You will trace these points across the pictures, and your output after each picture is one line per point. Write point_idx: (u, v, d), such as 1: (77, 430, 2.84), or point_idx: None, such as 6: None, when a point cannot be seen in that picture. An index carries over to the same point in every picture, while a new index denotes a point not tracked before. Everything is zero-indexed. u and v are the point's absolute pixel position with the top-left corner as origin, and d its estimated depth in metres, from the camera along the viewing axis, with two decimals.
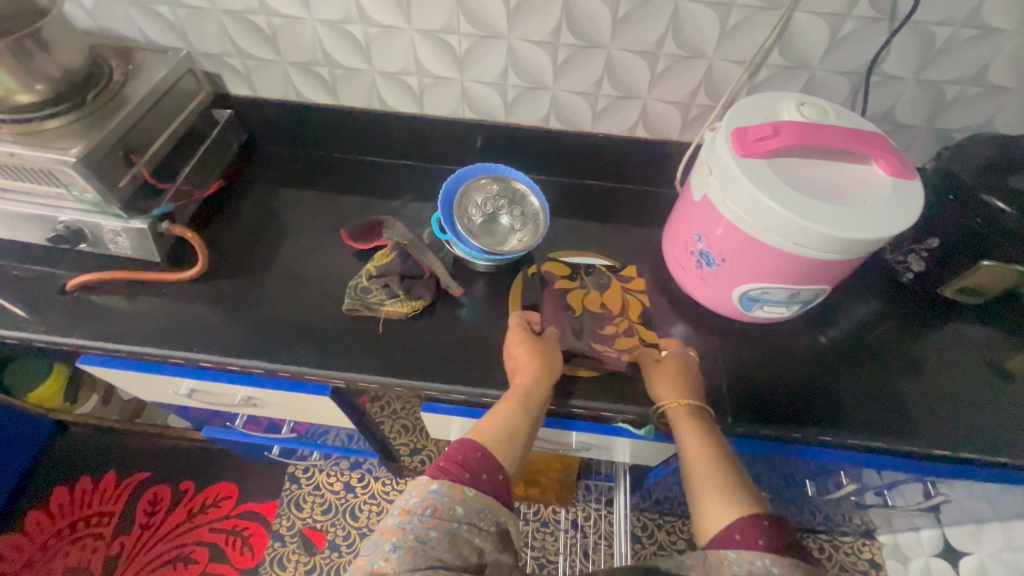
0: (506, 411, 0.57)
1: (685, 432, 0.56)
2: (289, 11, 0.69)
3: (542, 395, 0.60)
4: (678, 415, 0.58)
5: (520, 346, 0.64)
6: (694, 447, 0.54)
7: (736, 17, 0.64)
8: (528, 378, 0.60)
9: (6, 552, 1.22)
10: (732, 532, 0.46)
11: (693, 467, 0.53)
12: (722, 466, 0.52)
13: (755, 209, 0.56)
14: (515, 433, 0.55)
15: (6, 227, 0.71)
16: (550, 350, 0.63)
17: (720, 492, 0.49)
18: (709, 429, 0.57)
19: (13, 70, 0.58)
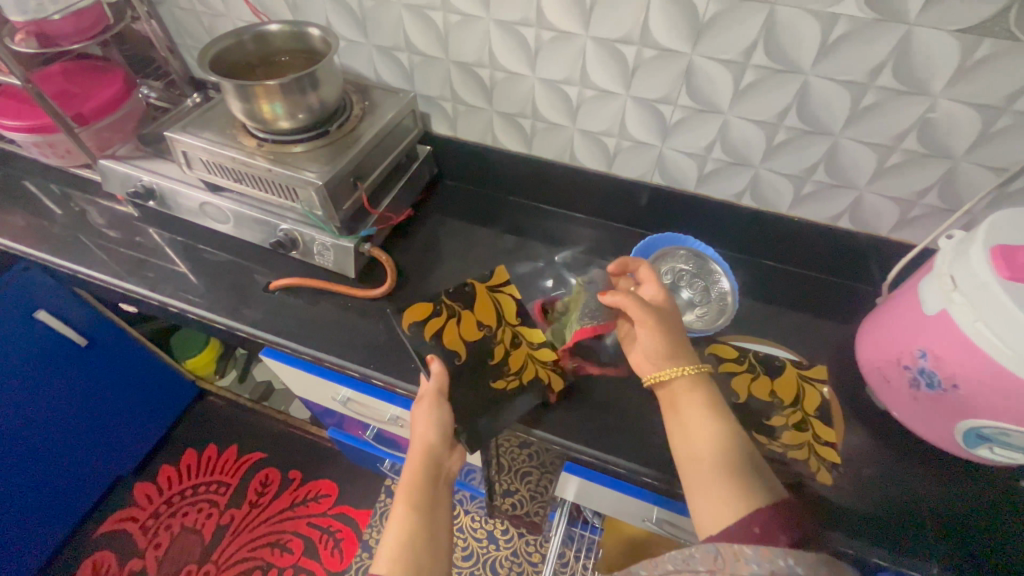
0: (406, 521, 0.53)
1: (693, 407, 0.53)
2: (510, 67, 0.73)
3: (428, 490, 0.57)
4: (686, 388, 0.55)
5: (414, 416, 0.62)
6: (697, 431, 0.51)
7: (1006, 121, 0.57)
8: (408, 467, 0.58)
9: (139, 499, 1.36)
10: (751, 525, 0.43)
11: (697, 445, 0.51)
12: (730, 455, 0.49)
13: (1023, 343, 0.49)
14: (409, 550, 0.51)
15: (235, 227, 0.81)
16: (429, 413, 0.62)
17: (737, 485, 0.47)
18: (719, 405, 0.54)
19: (286, 101, 0.66)
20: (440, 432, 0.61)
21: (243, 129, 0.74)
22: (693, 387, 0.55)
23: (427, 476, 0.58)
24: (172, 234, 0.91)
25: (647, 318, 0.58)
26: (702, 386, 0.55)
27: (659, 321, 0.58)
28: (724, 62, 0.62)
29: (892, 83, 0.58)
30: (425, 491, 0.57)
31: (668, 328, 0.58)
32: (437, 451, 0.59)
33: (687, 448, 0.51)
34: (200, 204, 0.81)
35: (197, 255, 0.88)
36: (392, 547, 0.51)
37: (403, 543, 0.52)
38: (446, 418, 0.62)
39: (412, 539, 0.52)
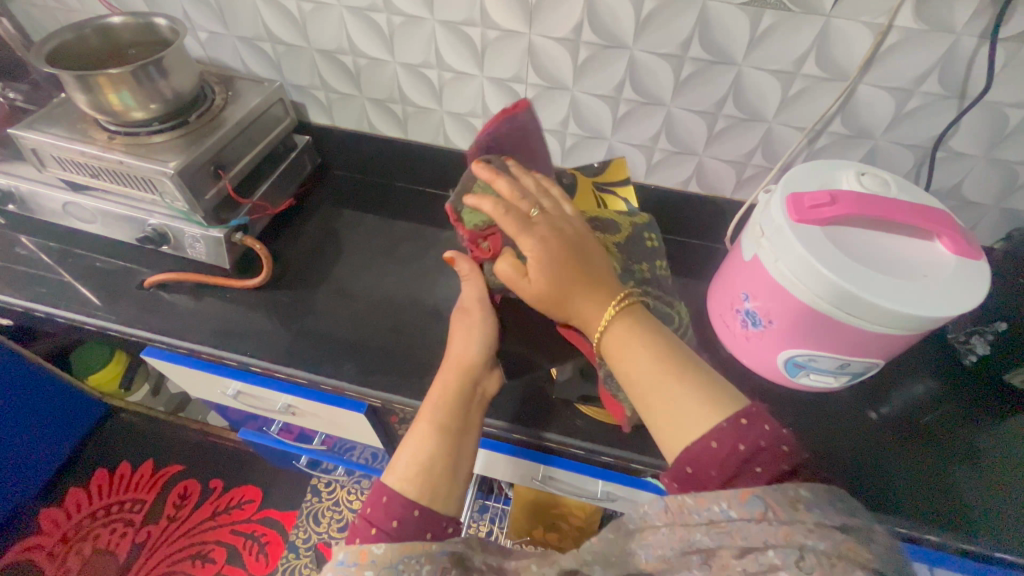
0: (430, 435, 0.55)
1: (630, 346, 0.50)
2: (373, 54, 0.76)
3: (458, 409, 0.58)
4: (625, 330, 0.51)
5: (454, 335, 0.64)
6: (643, 361, 0.48)
7: (799, 85, 0.64)
8: (442, 388, 0.60)
9: (45, 525, 1.29)
10: (708, 442, 0.43)
11: (653, 384, 0.47)
12: (684, 377, 0.47)
13: (808, 274, 0.55)
14: (429, 464, 0.53)
15: (103, 226, 0.80)
16: (473, 329, 0.63)
17: (693, 394, 0.46)
18: (652, 328, 0.51)
19: (134, 90, 0.65)
20: (480, 352, 0.63)
21: (96, 123, 0.73)
22: (625, 327, 0.51)
23: (461, 393, 0.60)
24: (42, 239, 0.87)
25: (534, 237, 0.52)
26: (632, 323, 0.51)
27: (557, 240, 0.52)
28: (558, 40, 0.67)
29: (702, 54, 0.64)
30: (455, 411, 0.58)
31: (561, 244, 0.53)
32: (473, 371, 0.62)
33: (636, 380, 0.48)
34: (62, 204, 0.78)
35: (70, 258, 0.85)
36: (412, 461, 0.53)
37: (426, 458, 0.53)
38: (488, 337, 0.64)
39: (432, 454, 0.54)
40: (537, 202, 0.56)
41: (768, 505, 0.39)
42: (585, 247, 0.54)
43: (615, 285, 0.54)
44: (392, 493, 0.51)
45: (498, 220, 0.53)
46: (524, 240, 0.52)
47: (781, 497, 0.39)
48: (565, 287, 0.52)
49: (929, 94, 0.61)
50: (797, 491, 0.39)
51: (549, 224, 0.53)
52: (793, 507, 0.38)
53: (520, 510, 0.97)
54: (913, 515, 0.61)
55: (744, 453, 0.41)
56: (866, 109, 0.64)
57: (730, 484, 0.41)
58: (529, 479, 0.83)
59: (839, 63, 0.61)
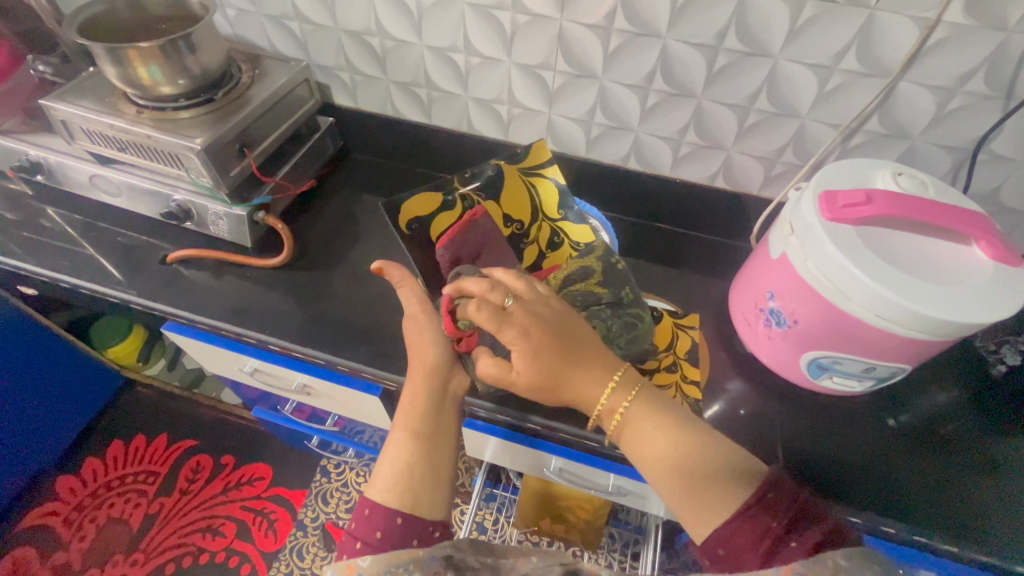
0: (405, 444, 0.56)
1: (643, 432, 0.52)
2: (401, 36, 0.75)
3: (429, 412, 0.58)
4: (636, 418, 0.52)
5: (412, 339, 0.63)
6: (662, 445, 0.50)
7: (836, 80, 0.62)
8: (412, 393, 0.60)
9: (62, 493, 1.32)
10: (739, 520, 0.45)
11: (671, 467, 0.49)
12: (704, 451, 0.49)
13: (838, 275, 0.54)
14: (407, 471, 0.54)
15: (127, 200, 0.80)
16: (423, 332, 0.62)
17: (716, 471, 0.48)
18: (663, 406, 0.53)
19: (164, 65, 0.66)
20: (439, 351, 0.61)
21: (125, 97, 0.73)
22: (644, 406, 0.53)
23: (430, 396, 0.59)
24: (68, 211, 0.88)
25: (510, 324, 0.50)
26: (643, 401, 0.53)
27: (537, 329, 0.51)
28: (590, 27, 0.66)
29: (738, 45, 0.62)
30: (427, 416, 0.58)
31: (540, 329, 0.51)
32: (437, 369, 0.61)
33: (652, 464, 0.50)
34: (89, 176, 0.79)
35: (94, 231, 0.86)
36: (391, 471, 0.54)
37: (404, 467, 0.54)
38: (444, 334, 0.62)
39: (410, 462, 0.55)
40: (511, 290, 0.54)
41: (803, 568, 0.39)
42: (569, 331, 0.53)
43: (611, 361, 0.54)
44: (373, 505, 0.52)
45: (479, 321, 0.50)
46: (507, 330, 0.50)
47: (820, 567, 0.39)
48: (557, 371, 0.52)
49: (973, 94, 0.59)
50: (833, 559, 0.40)
51: (527, 317, 0.51)
52: (827, 567, 0.39)
53: (527, 500, 0.97)
54: (930, 526, 0.60)
55: (781, 526, 0.44)
56: (905, 108, 0.62)
57: (768, 561, 0.42)
58: (538, 469, 0.83)
59: (880, 58, 0.59)
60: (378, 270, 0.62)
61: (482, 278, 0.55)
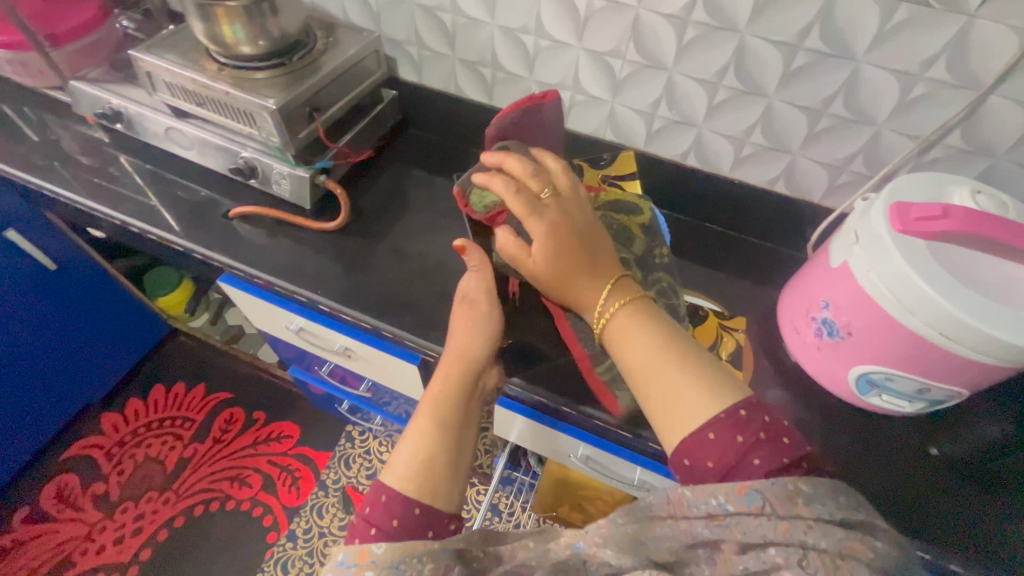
0: (431, 431, 0.54)
1: (631, 334, 0.48)
2: (473, 14, 0.76)
3: (457, 403, 0.58)
4: (623, 315, 0.49)
5: (454, 331, 0.63)
6: (649, 347, 0.47)
7: (920, 90, 0.60)
8: (442, 380, 0.59)
9: (106, 428, 1.40)
10: (706, 433, 0.42)
11: (651, 370, 0.46)
12: (687, 363, 0.45)
13: (903, 288, 0.52)
14: (430, 461, 0.52)
15: (198, 154, 0.84)
16: (477, 323, 0.62)
17: (693, 381, 0.44)
18: (653, 314, 0.50)
19: (248, 25, 0.68)
20: (484, 346, 0.62)
21: (207, 54, 0.76)
22: (627, 315, 0.49)
23: (462, 388, 0.59)
24: (141, 161, 0.93)
25: (542, 220, 0.50)
26: (632, 307, 0.50)
27: (566, 228, 0.51)
28: (666, 17, 0.65)
29: (819, 46, 0.61)
30: (456, 408, 0.57)
31: (565, 229, 0.51)
32: (475, 365, 0.61)
33: (635, 366, 0.47)
34: (165, 128, 0.83)
35: (163, 181, 0.90)
36: (413, 459, 0.52)
37: (426, 456, 0.53)
38: (493, 331, 0.63)
39: (434, 450, 0.53)
40: (551, 180, 0.53)
41: (762, 491, 0.39)
42: (585, 230, 0.53)
43: (614, 273, 0.53)
44: (393, 492, 0.50)
45: (507, 201, 0.51)
46: (534, 223, 0.50)
47: (779, 491, 0.39)
48: (567, 273, 0.51)
49: None
50: (795, 483, 0.39)
51: (559, 208, 0.52)
52: (787, 492, 0.39)
53: (548, 485, 0.98)
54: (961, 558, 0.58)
55: (746, 444, 0.41)
56: (991, 124, 0.60)
57: (728, 476, 0.41)
58: (563, 455, 0.84)
59: (972, 69, 0.57)
60: (460, 249, 0.60)
61: (528, 159, 0.53)
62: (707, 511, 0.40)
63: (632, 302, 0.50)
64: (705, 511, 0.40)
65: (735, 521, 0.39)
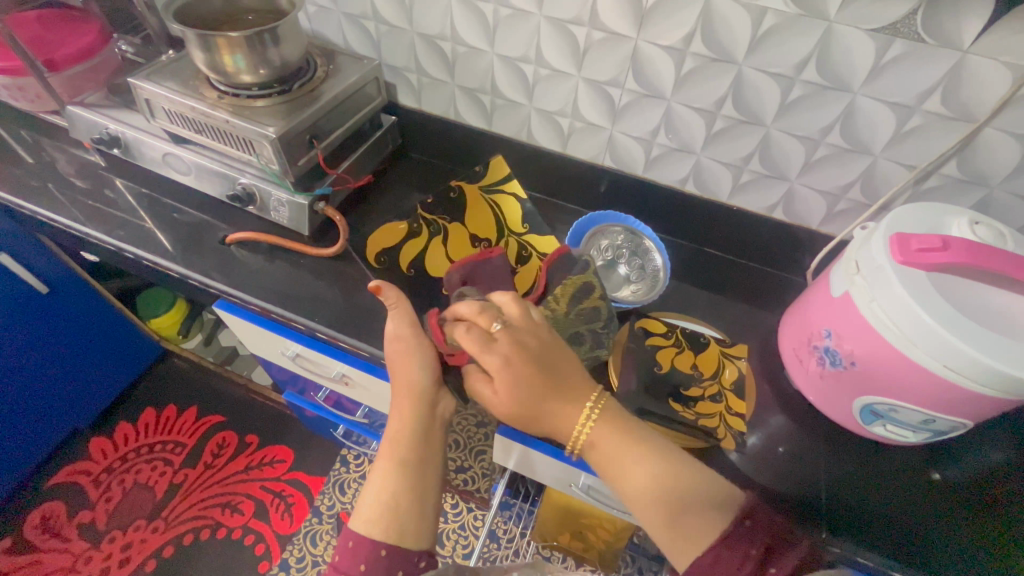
0: (392, 473, 0.54)
1: (621, 457, 0.51)
2: (473, 43, 0.77)
3: (417, 437, 0.57)
4: (605, 431, 0.52)
5: (397, 362, 0.59)
6: (642, 474, 0.49)
7: (916, 121, 0.61)
8: (399, 415, 0.57)
9: (94, 454, 1.37)
10: (719, 553, 0.44)
11: (654, 499, 0.48)
12: (683, 485, 0.48)
13: (907, 320, 0.52)
14: (394, 503, 0.53)
15: (195, 179, 0.83)
16: (420, 353, 0.58)
17: (701, 495, 0.48)
18: (632, 429, 0.52)
19: (249, 54, 0.68)
20: (428, 374, 0.58)
21: (207, 82, 0.76)
22: (610, 430, 0.52)
23: (417, 423, 0.57)
24: (137, 185, 0.92)
25: (489, 351, 0.51)
26: (610, 418, 0.53)
27: (523, 360, 0.51)
28: (665, 49, 0.66)
29: (816, 78, 0.61)
30: (416, 446, 0.56)
31: (528, 355, 0.52)
32: (425, 394, 0.58)
33: (638, 495, 0.49)
34: (162, 154, 0.83)
35: (159, 206, 0.90)
36: (376, 503, 0.52)
37: (390, 498, 0.53)
38: (435, 359, 0.59)
39: (396, 492, 0.53)
40: (501, 313, 0.54)
41: None
42: (555, 354, 0.54)
43: (586, 381, 0.55)
44: (357, 538, 0.51)
45: (462, 343, 0.52)
46: (489, 356, 0.51)
47: None
48: (538, 395, 0.52)
49: None
50: None
51: (527, 331, 0.53)
52: None
53: (548, 512, 0.96)
54: None
55: (758, 555, 0.44)
56: (987, 155, 0.60)
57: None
58: (563, 483, 0.82)
59: (966, 103, 0.57)
60: (373, 289, 0.57)
61: (476, 303, 0.54)
62: None
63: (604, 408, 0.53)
64: None
65: None
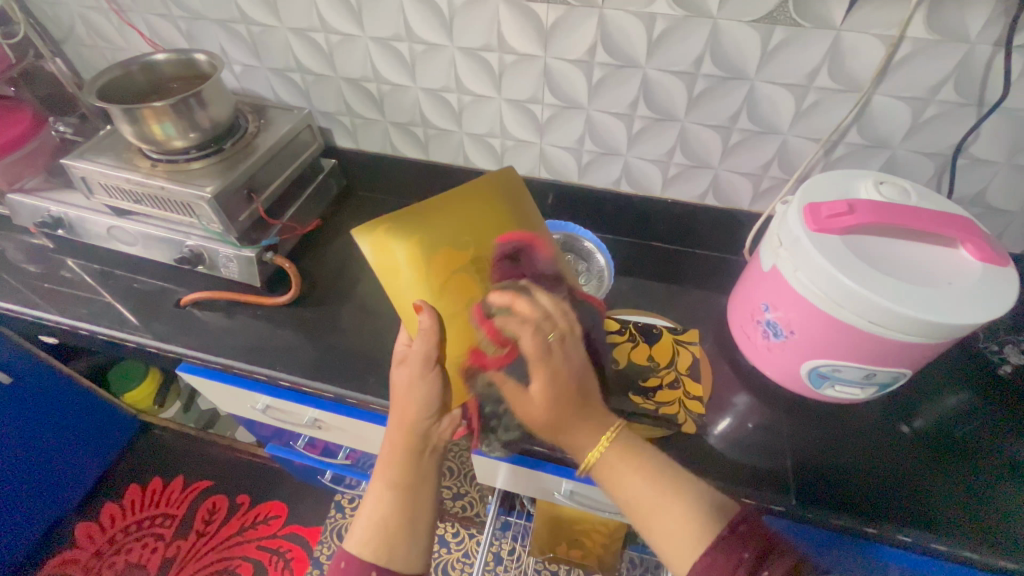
0: (383, 495, 0.54)
1: (626, 475, 0.50)
2: (396, 80, 0.80)
3: (408, 459, 0.56)
4: (614, 452, 0.51)
5: (396, 382, 0.59)
6: (646, 492, 0.49)
7: (812, 98, 0.65)
8: (390, 436, 0.57)
9: (81, 540, 1.33)
10: (713, 560, 0.44)
11: (649, 509, 0.48)
12: (684, 498, 0.48)
13: (828, 284, 0.55)
14: (385, 523, 0.53)
15: (143, 248, 0.84)
16: (418, 387, 0.56)
17: (694, 508, 0.47)
18: (644, 455, 0.52)
19: (177, 121, 0.70)
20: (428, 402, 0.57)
21: (141, 153, 0.78)
22: (623, 454, 0.51)
23: (409, 445, 0.56)
24: (88, 262, 0.92)
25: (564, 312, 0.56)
26: (623, 444, 0.52)
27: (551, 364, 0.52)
28: (573, 62, 0.69)
29: (714, 70, 0.65)
30: (413, 468, 0.56)
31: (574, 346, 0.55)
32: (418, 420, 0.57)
33: (638, 507, 0.49)
34: (107, 228, 0.84)
35: (112, 279, 0.90)
36: (368, 524, 0.53)
37: (382, 521, 0.53)
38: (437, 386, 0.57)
39: (387, 514, 0.53)
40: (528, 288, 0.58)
41: None
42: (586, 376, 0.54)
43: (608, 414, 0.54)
44: (349, 557, 0.51)
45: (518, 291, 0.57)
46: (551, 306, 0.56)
47: None
48: (564, 415, 0.52)
49: (947, 102, 0.61)
50: None
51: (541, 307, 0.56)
52: None
53: (541, 525, 0.96)
54: (937, 529, 0.59)
55: (755, 555, 0.43)
56: (882, 118, 0.64)
57: None
58: (549, 493, 0.83)
59: (852, 74, 0.62)
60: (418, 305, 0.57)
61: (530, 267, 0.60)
62: None
63: (618, 435, 0.52)
64: None
65: None
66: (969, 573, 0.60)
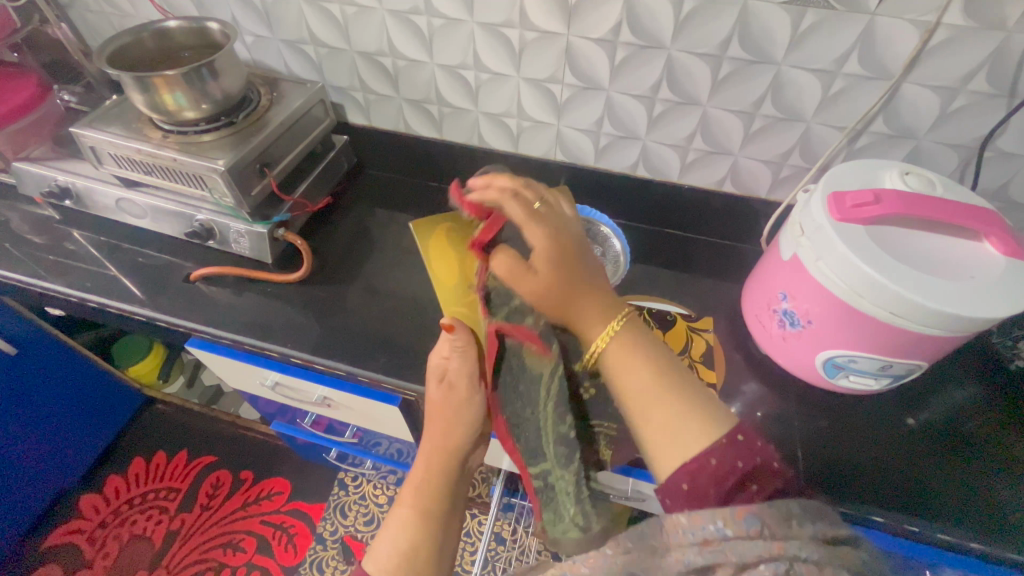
0: (412, 521, 0.55)
1: (625, 366, 0.49)
2: (413, 55, 0.78)
3: (445, 488, 0.57)
4: (617, 343, 0.50)
5: (437, 412, 0.59)
6: (644, 384, 0.48)
7: (839, 84, 0.64)
8: (426, 464, 0.58)
9: (85, 510, 1.34)
10: (707, 459, 0.42)
11: (646, 402, 0.47)
12: (684, 397, 0.46)
13: (849, 273, 0.55)
14: (413, 550, 0.53)
15: (153, 221, 0.83)
16: (460, 410, 0.58)
17: (692, 414, 0.45)
18: (648, 349, 0.50)
19: (189, 91, 0.69)
20: (467, 433, 0.59)
21: (151, 123, 0.76)
22: (625, 340, 0.51)
23: (447, 476, 0.58)
24: (94, 234, 0.91)
25: (545, 226, 0.56)
26: (627, 339, 0.51)
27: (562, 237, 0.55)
28: (595, 40, 0.68)
29: (741, 53, 0.64)
30: (444, 500, 0.57)
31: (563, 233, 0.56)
32: (458, 452, 0.58)
33: (634, 400, 0.48)
34: (115, 200, 0.82)
35: (119, 252, 0.89)
36: (395, 550, 0.53)
37: (408, 546, 0.53)
38: (476, 416, 0.59)
39: (416, 541, 0.54)
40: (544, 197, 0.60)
41: (759, 514, 0.38)
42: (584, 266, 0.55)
43: (616, 306, 0.53)
44: None
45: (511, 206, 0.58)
46: (535, 228, 0.55)
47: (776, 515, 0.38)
48: (568, 299, 0.52)
49: (977, 93, 0.60)
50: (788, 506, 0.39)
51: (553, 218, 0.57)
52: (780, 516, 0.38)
53: None
54: (943, 520, 0.60)
55: (744, 471, 0.41)
56: (909, 108, 0.63)
57: (730, 499, 0.40)
58: None
59: (882, 61, 0.60)
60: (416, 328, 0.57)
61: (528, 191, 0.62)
62: (702, 537, 0.38)
63: (625, 330, 0.51)
64: (700, 536, 0.39)
65: (729, 545, 0.37)
66: (970, 563, 0.61)
